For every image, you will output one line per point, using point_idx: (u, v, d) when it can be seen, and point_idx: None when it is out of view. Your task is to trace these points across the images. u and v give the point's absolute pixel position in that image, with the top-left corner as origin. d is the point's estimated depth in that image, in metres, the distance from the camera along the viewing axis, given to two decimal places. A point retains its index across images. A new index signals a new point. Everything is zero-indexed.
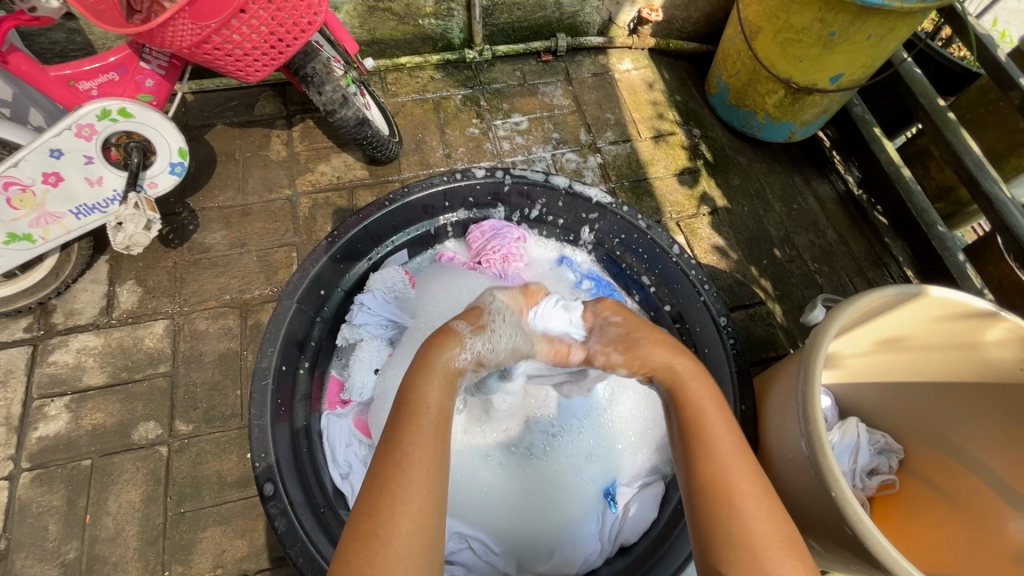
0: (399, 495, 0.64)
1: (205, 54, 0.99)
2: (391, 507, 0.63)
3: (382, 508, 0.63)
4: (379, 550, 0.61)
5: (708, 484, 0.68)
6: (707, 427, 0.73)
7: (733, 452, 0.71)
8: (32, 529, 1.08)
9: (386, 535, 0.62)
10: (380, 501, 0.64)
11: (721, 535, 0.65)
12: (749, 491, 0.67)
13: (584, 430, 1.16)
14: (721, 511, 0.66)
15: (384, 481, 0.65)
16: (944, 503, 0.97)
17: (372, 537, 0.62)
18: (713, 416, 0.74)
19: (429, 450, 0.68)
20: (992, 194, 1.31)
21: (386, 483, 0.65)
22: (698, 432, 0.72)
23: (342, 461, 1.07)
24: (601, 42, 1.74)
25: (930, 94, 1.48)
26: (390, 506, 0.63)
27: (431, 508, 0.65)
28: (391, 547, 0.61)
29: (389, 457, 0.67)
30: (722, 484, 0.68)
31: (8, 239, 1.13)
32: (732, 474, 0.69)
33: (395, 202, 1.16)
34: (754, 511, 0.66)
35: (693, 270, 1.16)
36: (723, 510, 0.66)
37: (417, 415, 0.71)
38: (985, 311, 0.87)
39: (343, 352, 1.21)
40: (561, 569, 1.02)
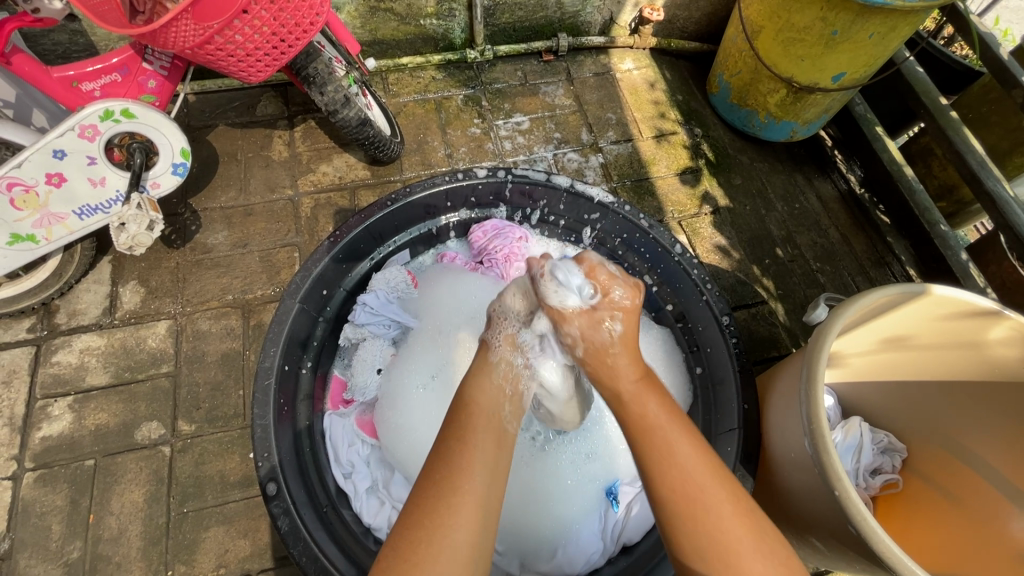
0: (453, 489, 0.65)
1: (207, 55, 0.99)
2: (446, 500, 0.64)
3: (438, 501, 0.64)
4: (429, 542, 0.62)
5: (676, 496, 0.67)
6: (668, 436, 0.71)
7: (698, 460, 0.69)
8: (35, 529, 1.08)
9: (444, 527, 0.63)
10: (432, 498, 0.65)
11: (693, 546, 0.65)
12: (719, 502, 0.66)
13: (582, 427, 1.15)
14: (690, 523, 0.66)
15: (442, 472, 0.67)
16: (947, 502, 0.97)
17: (421, 527, 0.63)
18: (667, 425, 0.73)
19: (483, 451, 0.70)
20: (994, 193, 1.30)
21: (436, 478, 0.67)
22: (655, 442, 0.71)
23: (344, 460, 1.08)
24: (602, 42, 1.74)
25: (932, 93, 1.47)
26: (447, 502, 0.64)
27: (482, 508, 0.65)
28: (444, 540, 0.62)
29: (444, 453, 0.69)
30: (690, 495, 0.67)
31: (11, 240, 1.14)
32: (700, 484, 0.67)
33: (397, 202, 1.16)
34: (726, 523, 0.65)
35: (696, 269, 1.15)
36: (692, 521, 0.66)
37: (470, 417, 0.74)
38: (987, 310, 0.87)
39: (345, 352, 1.21)
40: (562, 567, 1.04)
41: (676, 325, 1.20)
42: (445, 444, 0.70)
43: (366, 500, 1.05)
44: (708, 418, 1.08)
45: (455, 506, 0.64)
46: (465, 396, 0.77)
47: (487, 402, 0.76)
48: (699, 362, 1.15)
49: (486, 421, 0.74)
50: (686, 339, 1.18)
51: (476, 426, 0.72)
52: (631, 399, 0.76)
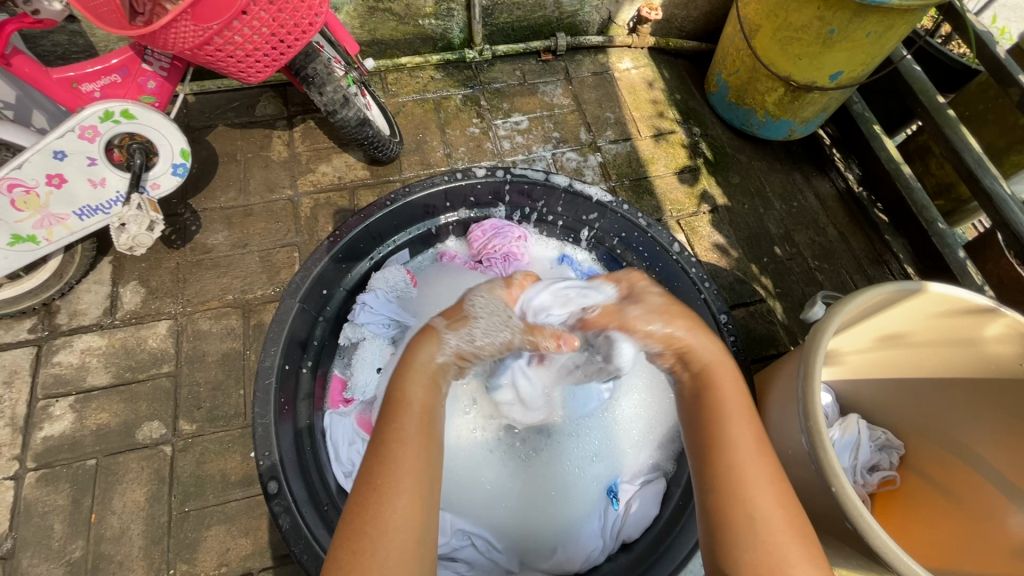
0: (394, 491, 0.65)
1: (207, 56, 1.00)
2: (387, 501, 0.64)
3: (380, 500, 0.64)
4: (371, 547, 0.62)
5: (732, 475, 0.68)
6: (732, 424, 0.72)
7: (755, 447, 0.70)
8: (37, 528, 1.09)
9: (383, 530, 0.62)
10: (374, 501, 0.64)
11: (735, 529, 0.65)
12: (771, 489, 0.67)
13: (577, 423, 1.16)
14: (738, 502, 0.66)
15: (380, 476, 0.66)
16: (944, 499, 0.97)
17: (362, 534, 0.62)
18: (738, 412, 0.73)
19: (417, 446, 0.69)
20: (991, 191, 1.31)
21: (375, 478, 0.66)
22: (725, 428, 0.72)
23: (345, 459, 1.08)
24: (600, 41, 1.74)
25: (929, 91, 1.48)
26: (388, 505, 0.64)
27: (421, 503, 0.66)
28: (384, 543, 0.62)
29: (382, 451, 0.68)
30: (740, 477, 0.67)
31: (12, 241, 1.14)
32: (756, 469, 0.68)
33: (396, 202, 1.16)
34: (774, 510, 0.65)
35: (694, 267, 1.16)
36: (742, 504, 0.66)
37: (405, 412, 0.72)
38: (985, 307, 0.88)
39: (345, 351, 1.21)
40: (562, 566, 1.03)
41: None
42: (381, 445, 0.69)
43: None
44: None
45: (395, 508, 0.64)
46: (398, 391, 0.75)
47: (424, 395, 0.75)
48: None
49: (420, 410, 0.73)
50: None
51: (409, 419, 0.71)
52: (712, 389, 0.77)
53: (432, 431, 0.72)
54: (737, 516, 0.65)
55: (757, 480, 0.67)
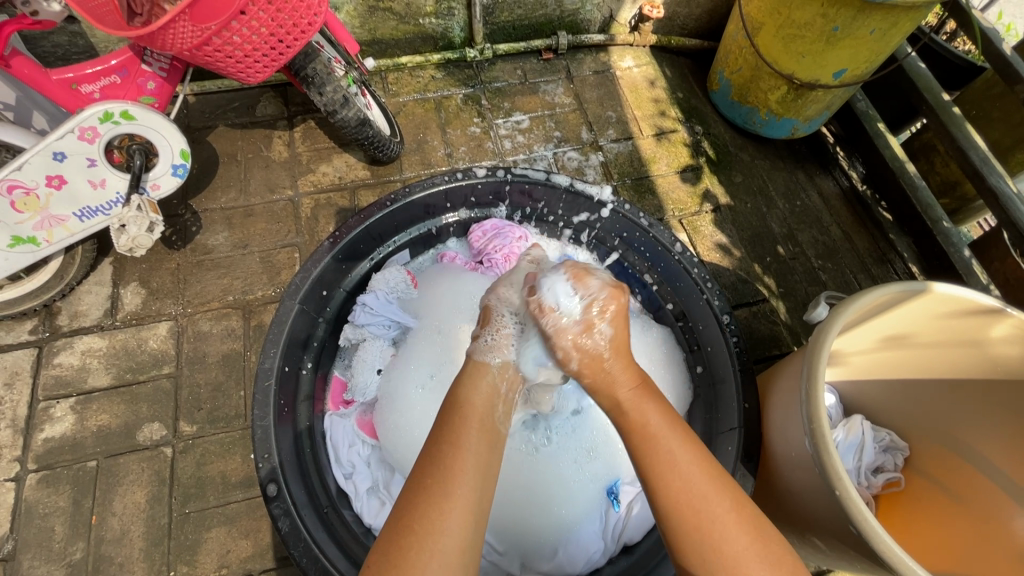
0: (446, 494, 0.66)
1: (205, 57, 0.99)
2: (438, 505, 0.65)
3: (431, 502, 0.65)
4: (420, 548, 0.63)
5: (675, 499, 0.68)
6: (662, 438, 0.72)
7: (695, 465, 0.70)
8: (39, 530, 1.09)
9: (434, 532, 0.63)
10: (422, 504, 0.65)
11: (698, 553, 0.66)
12: (722, 509, 0.67)
13: (579, 424, 1.15)
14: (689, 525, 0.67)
15: (431, 476, 0.67)
16: (949, 500, 0.96)
17: (410, 533, 0.63)
18: (669, 430, 0.73)
19: (476, 454, 0.70)
20: (997, 190, 1.29)
21: (427, 481, 0.67)
22: (654, 447, 0.71)
23: (344, 460, 1.09)
24: (602, 40, 1.73)
25: (934, 89, 1.47)
26: (438, 508, 0.65)
27: (476, 512, 0.66)
28: (434, 546, 0.63)
29: (436, 456, 0.70)
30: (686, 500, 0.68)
31: (12, 242, 1.14)
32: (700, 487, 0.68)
33: (396, 202, 1.16)
34: (729, 532, 0.66)
35: (696, 268, 1.15)
36: (695, 530, 0.66)
37: (462, 417, 0.74)
38: (990, 308, 0.87)
39: (345, 352, 1.21)
40: (563, 567, 1.04)
41: (677, 324, 1.19)
42: (437, 448, 0.70)
43: (367, 500, 1.05)
44: (709, 417, 1.08)
45: (446, 512, 0.65)
46: (457, 398, 0.77)
47: (480, 404, 0.77)
48: (700, 361, 1.14)
49: (479, 419, 0.75)
50: (686, 338, 1.18)
51: (467, 427, 0.73)
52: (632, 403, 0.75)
53: (493, 439, 0.74)
54: (691, 532, 0.66)
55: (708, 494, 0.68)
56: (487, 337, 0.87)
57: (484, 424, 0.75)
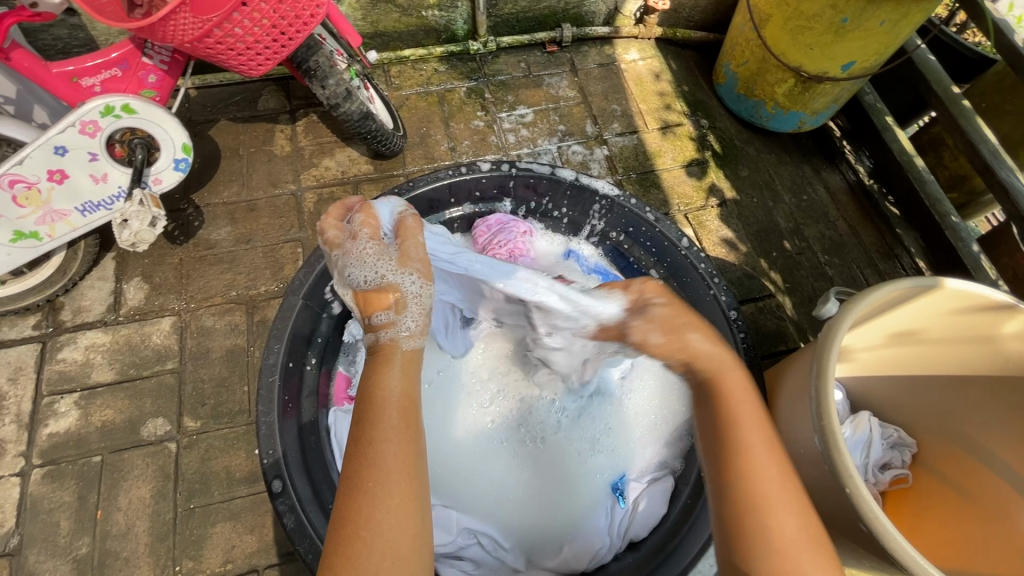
0: (381, 496, 0.65)
1: (206, 49, 0.98)
2: (367, 502, 0.64)
3: (363, 504, 0.64)
4: (369, 555, 0.61)
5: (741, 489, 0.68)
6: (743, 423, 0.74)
7: (770, 458, 0.70)
8: (44, 525, 1.09)
9: (371, 533, 0.63)
10: (359, 504, 0.64)
11: (744, 532, 0.66)
12: (778, 493, 0.67)
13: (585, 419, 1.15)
14: (750, 515, 0.66)
15: (363, 480, 0.65)
16: (958, 498, 0.96)
17: (354, 540, 0.62)
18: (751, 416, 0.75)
19: (398, 441, 0.69)
20: (1008, 184, 1.28)
21: (361, 480, 0.66)
22: (738, 440, 0.72)
23: (351, 457, 1.05)
24: (607, 32, 1.71)
25: (944, 81, 1.45)
26: (371, 509, 0.64)
27: (413, 502, 0.66)
28: (376, 546, 0.62)
29: (359, 452, 0.68)
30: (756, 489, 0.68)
31: (14, 237, 1.13)
32: (769, 478, 0.68)
33: (401, 197, 1.15)
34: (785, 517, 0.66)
35: (703, 263, 1.14)
36: (761, 521, 0.66)
37: (376, 404, 0.72)
38: (1003, 304, 0.86)
39: (349, 348, 1.17)
40: (569, 564, 1.01)
41: None
42: (360, 444, 0.68)
43: None
44: None
45: (383, 509, 0.64)
46: (373, 384, 0.75)
47: (400, 384, 0.76)
48: None
49: (402, 402, 0.73)
50: None
51: (387, 414, 0.71)
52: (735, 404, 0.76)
53: (412, 418, 0.73)
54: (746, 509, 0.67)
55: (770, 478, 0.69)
56: (406, 322, 0.84)
57: (405, 407, 0.73)
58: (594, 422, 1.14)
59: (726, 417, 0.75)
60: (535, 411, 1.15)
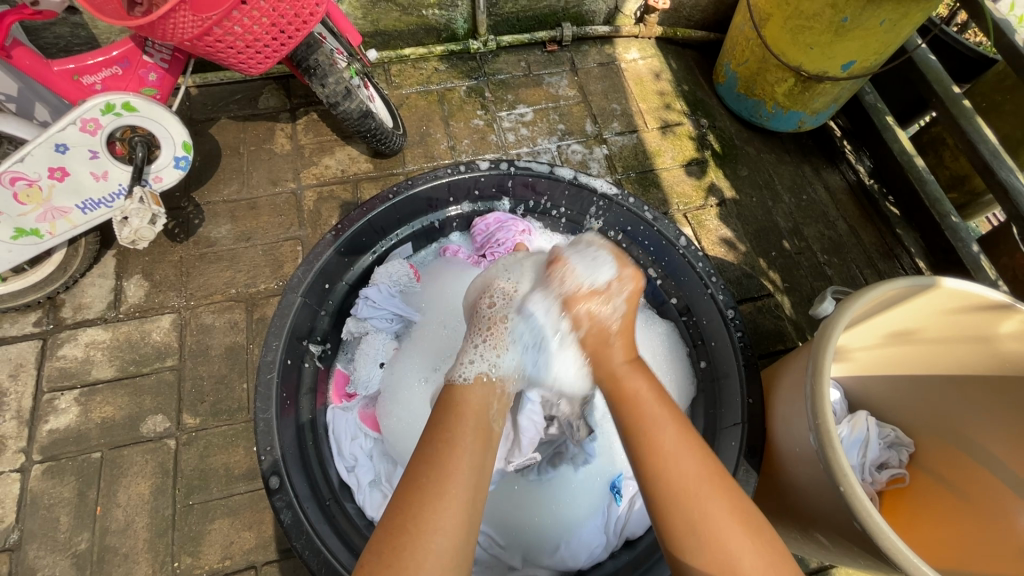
0: (439, 493, 0.67)
1: (206, 47, 0.98)
2: (433, 502, 0.66)
3: (427, 501, 0.66)
4: (413, 548, 0.63)
5: (666, 485, 0.71)
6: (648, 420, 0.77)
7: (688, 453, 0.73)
8: (43, 521, 1.09)
9: (429, 531, 0.64)
10: (416, 499, 0.67)
11: (682, 525, 0.68)
12: (704, 487, 0.71)
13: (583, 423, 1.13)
14: (678, 510, 0.69)
15: (427, 476, 0.69)
16: (955, 496, 0.95)
17: (404, 531, 0.64)
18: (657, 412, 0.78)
19: (470, 453, 0.73)
20: (1007, 184, 1.28)
21: (424, 480, 0.69)
22: (651, 436, 0.75)
23: (347, 454, 1.08)
24: (607, 31, 1.71)
25: (944, 81, 1.45)
26: (433, 504, 0.66)
27: (469, 511, 0.68)
28: (429, 545, 0.63)
29: (431, 456, 0.71)
30: (680, 485, 0.70)
31: (16, 234, 1.14)
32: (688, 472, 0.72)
33: (399, 195, 1.15)
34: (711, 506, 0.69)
35: (701, 261, 1.13)
36: (689, 518, 0.68)
37: (457, 419, 0.77)
38: (1000, 303, 0.85)
39: (348, 345, 1.20)
40: (565, 562, 1.03)
41: (681, 318, 1.19)
42: (432, 446, 0.73)
43: (369, 494, 1.05)
44: (711, 413, 1.09)
45: (442, 510, 0.66)
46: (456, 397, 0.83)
47: (474, 405, 0.82)
48: (704, 356, 1.14)
49: (475, 419, 0.78)
50: (690, 333, 1.17)
51: (463, 431, 0.75)
52: (637, 398, 0.80)
53: (484, 439, 0.76)
54: (675, 504, 0.70)
55: (686, 470, 0.72)
56: (490, 366, 0.90)
57: (479, 427, 0.78)
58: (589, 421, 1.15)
59: (633, 415, 0.78)
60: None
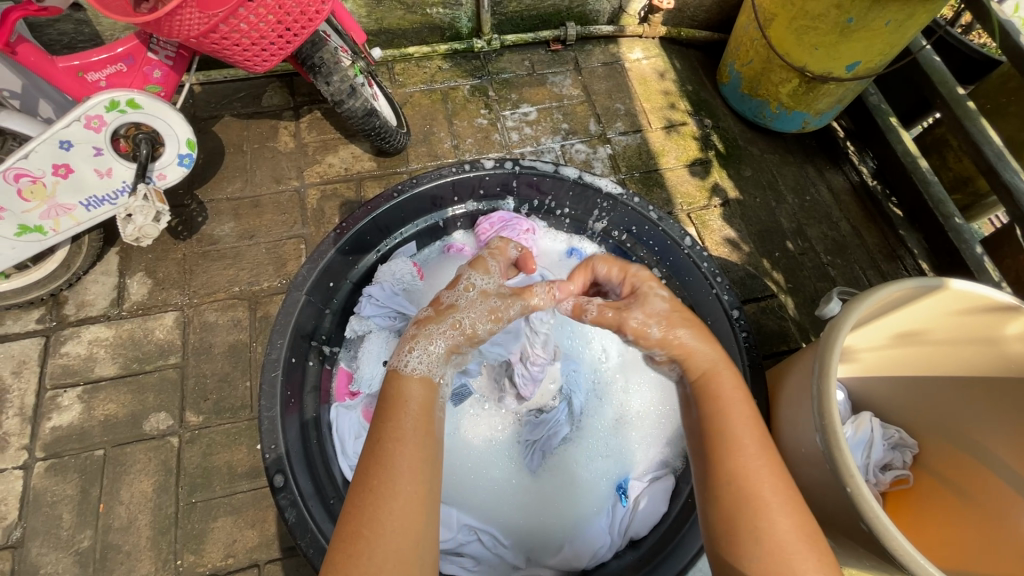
0: (390, 494, 0.65)
1: (211, 44, 0.98)
2: (381, 503, 0.65)
3: (377, 502, 0.65)
4: (369, 550, 0.62)
5: (732, 481, 0.68)
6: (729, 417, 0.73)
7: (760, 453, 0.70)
8: (46, 518, 1.09)
9: (378, 532, 0.63)
10: (365, 501, 0.65)
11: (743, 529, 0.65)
12: (773, 492, 0.67)
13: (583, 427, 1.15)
14: (743, 505, 0.66)
15: (377, 477, 0.66)
16: (959, 498, 0.95)
17: (359, 536, 0.63)
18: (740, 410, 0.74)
19: (416, 450, 0.70)
20: (1012, 185, 1.28)
21: (372, 480, 0.66)
22: (733, 431, 0.72)
23: (351, 452, 1.06)
24: (611, 31, 1.71)
25: (949, 82, 1.45)
26: (384, 505, 0.65)
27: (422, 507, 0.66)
28: (383, 547, 0.62)
29: (378, 454, 0.69)
30: (745, 480, 0.67)
31: (19, 231, 1.13)
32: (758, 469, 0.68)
33: (403, 193, 1.15)
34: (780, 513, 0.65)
35: (706, 262, 1.14)
36: (753, 519, 0.65)
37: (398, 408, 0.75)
38: (1005, 305, 0.86)
39: (351, 343, 1.19)
40: (569, 562, 1.01)
41: None
42: (381, 444, 0.69)
43: None
44: None
45: (390, 509, 0.64)
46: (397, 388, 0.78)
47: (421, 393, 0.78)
48: None
49: (415, 410, 0.75)
50: None
51: (409, 422, 0.72)
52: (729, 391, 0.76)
53: (430, 427, 0.74)
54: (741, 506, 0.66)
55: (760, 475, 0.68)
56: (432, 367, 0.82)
57: (425, 419, 0.75)
58: (594, 427, 1.15)
59: (715, 408, 0.74)
60: (543, 421, 1.11)
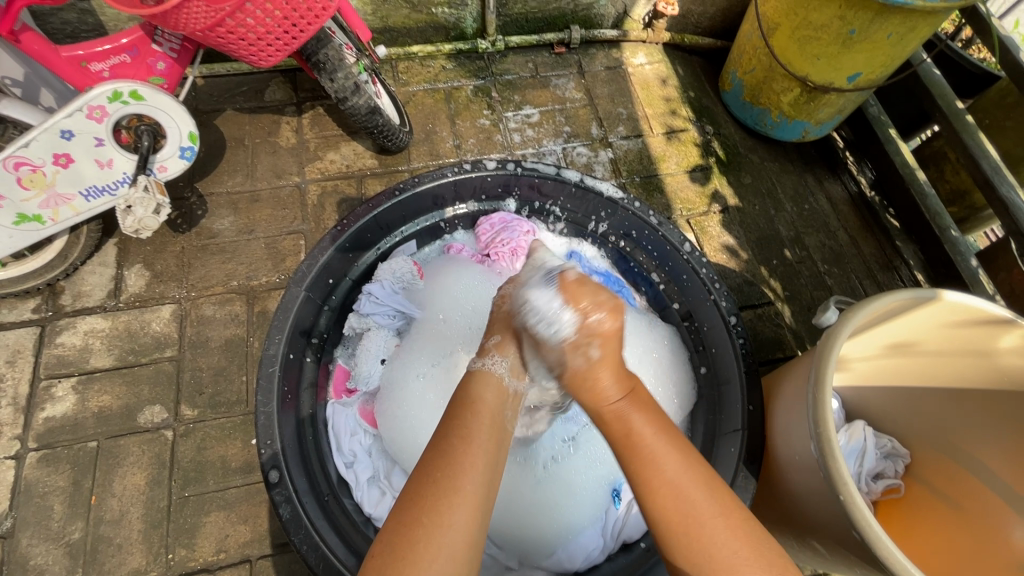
0: (453, 489, 0.66)
1: (217, 37, 0.98)
2: (446, 498, 0.65)
3: (439, 500, 0.65)
4: (424, 540, 0.62)
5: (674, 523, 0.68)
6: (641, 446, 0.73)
7: (698, 489, 0.70)
8: (37, 509, 1.09)
9: (442, 524, 0.63)
10: (422, 500, 0.65)
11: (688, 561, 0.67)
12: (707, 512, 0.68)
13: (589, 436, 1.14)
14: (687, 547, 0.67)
15: (443, 472, 0.67)
16: (951, 511, 0.96)
17: (418, 524, 0.63)
18: (657, 443, 0.73)
19: (483, 452, 0.70)
20: (1008, 200, 1.29)
21: (436, 476, 0.67)
22: (647, 474, 0.71)
23: (346, 449, 1.09)
24: (615, 35, 1.72)
25: (948, 95, 1.46)
26: (447, 500, 0.65)
27: (480, 508, 0.66)
28: (441, 539, 0.62)
29: (444, 450, 0.70)
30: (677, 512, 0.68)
31: (17, 220, 1.13)
32: (697, 505, 0.68)
33: (404, 192, 1.15)
34: (714, 531, 0.67)
35: (705, 268, 1.13)
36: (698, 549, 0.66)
37: (474, 414, 0.75)
38: (1001, 318, 0.86)
39: (350, 340, 1.19)
40: (562, 563, 1.04)
41: (683, 324, 1.19)
42: (449, 440, 0.71)
43: (367, 491, 1.05)
44: (712, 418, 1.09)
45: (455, 504, 0.65)
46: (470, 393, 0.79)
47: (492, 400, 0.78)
48: (704, 362, 1.14)
49: (491, 421, 0.75)
50: (690, 338, 1.18)
51: (478, 429, 0.73)
52: (638, 442, 0.73)
53: (497, 438, 0.74)
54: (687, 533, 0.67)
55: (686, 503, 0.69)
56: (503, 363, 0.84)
57: (493, 423, 0.76)
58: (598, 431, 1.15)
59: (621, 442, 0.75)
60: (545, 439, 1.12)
